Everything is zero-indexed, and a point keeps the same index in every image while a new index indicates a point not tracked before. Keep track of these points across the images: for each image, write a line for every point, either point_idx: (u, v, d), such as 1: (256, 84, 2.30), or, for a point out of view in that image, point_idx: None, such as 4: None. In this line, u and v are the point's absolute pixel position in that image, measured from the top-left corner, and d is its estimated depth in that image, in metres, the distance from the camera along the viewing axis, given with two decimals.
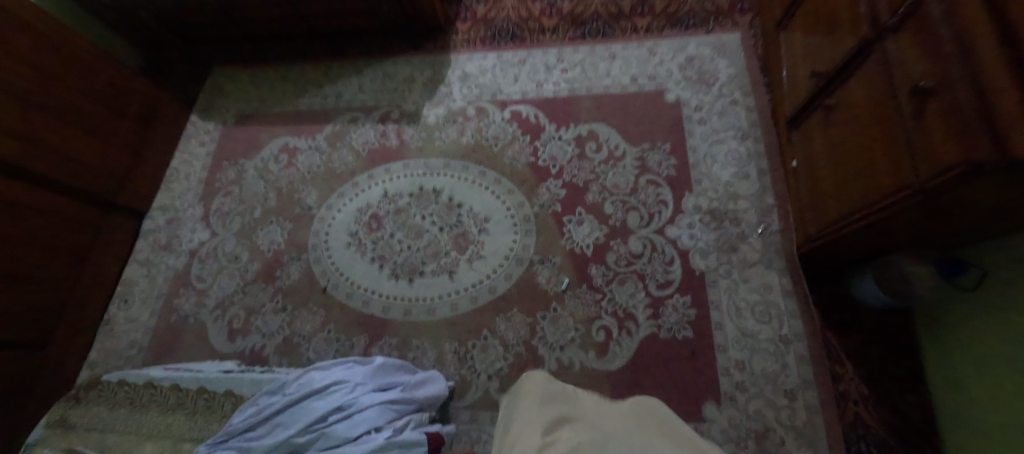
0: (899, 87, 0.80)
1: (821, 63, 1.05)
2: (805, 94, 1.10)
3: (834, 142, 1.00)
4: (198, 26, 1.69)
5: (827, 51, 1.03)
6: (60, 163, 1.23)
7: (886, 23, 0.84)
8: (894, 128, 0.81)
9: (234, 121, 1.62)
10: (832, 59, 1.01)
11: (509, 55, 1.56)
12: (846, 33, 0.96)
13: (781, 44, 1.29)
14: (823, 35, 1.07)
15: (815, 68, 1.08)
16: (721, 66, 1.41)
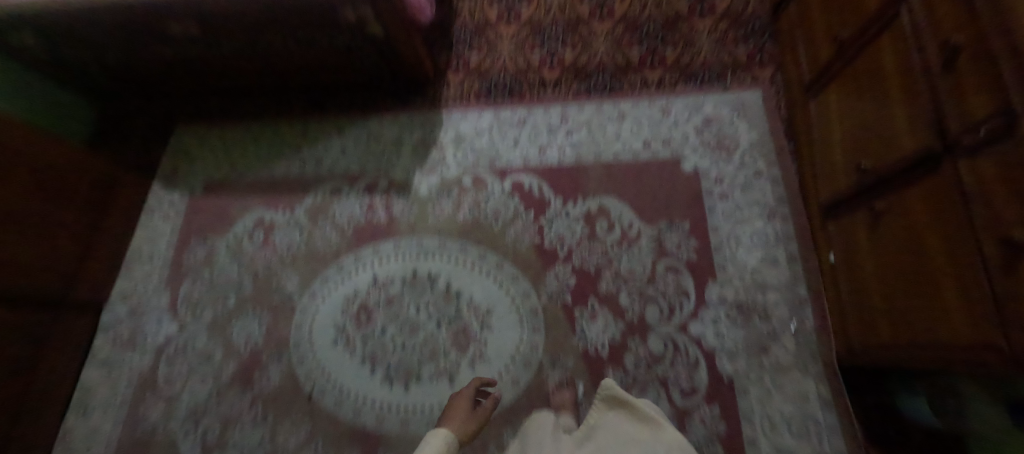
0: (973, 215, 0.65)
1: (865, 153, 0.92)
2: (848, 185, 0.97)
3: (884, 250, 0.86)
4: (159, 80, 1.54)
5: (874, 139, 0.90)
6: (15, 272, 1.09)
7: (960, 135, 0.68)
8: (971, 268, 0.66)
9: (203, 191, 1.47)
10: (882, 149, 0.87)
11: (506, 113, 1.43)
12: (902, 129, 0.82)
13: (812, 112, 1.16)
14: (867, 119, 0.93)
15: (859, 153, 0.94)
16: (742, 130, 1.30)
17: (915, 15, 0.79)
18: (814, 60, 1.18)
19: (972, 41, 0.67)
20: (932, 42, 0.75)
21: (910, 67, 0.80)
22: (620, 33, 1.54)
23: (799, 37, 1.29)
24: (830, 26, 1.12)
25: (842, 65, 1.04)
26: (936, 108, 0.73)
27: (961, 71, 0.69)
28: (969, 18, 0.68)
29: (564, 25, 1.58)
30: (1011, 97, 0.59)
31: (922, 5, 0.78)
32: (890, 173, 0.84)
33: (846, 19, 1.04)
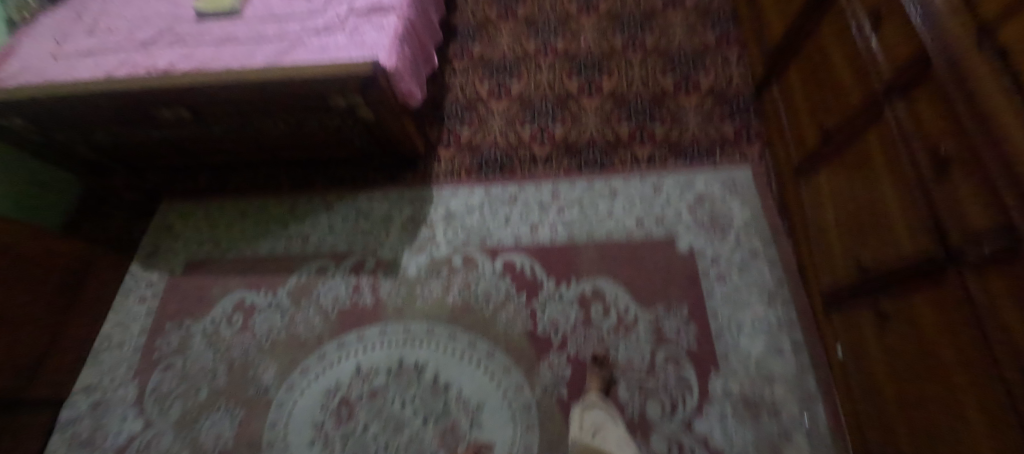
0: (988, 335, 0.60)
1: (863, 246, 0.90)
2: (849, 277, 0.94)
3: (895, 353, 0.81)
4: (146, 157, 1.52)
5: (870, 233, 0.88)
6: None
7: (960, 246, 0.65)
8: (988, 391, 0.61)
9: (183, 271, 1.42)
10: (880, 245, 0.85)
11: (498, 189, 1.42)
12: (899, 228, 0.79)
13: (804, 194, 1.15)
14: (861, 211, 0.91)
15: (857, 245, 0.92)
16: (735, 208, 1.29)
17: (900, 114, 0.79)
18: (800, 143, 1.19)
19: (963, 150, 0.65)
20: (920, 144, 0.74)
21: (902, 166, 0.78)
22: (609, 110, 1.57)
23: (784, 118, 1.31)
24: (814, 112, 1.13)
25: (831, 152, 1.03)
26: (934, 213, 0.70)
27: (954, 179, 0.66)
28: (953, 128, 0.67)
29: (553, 101, 1.61)
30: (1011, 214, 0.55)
31: (905, 107, 0.79)
32: (895, 274, 0.80)
33: (830, 108, 1.05)
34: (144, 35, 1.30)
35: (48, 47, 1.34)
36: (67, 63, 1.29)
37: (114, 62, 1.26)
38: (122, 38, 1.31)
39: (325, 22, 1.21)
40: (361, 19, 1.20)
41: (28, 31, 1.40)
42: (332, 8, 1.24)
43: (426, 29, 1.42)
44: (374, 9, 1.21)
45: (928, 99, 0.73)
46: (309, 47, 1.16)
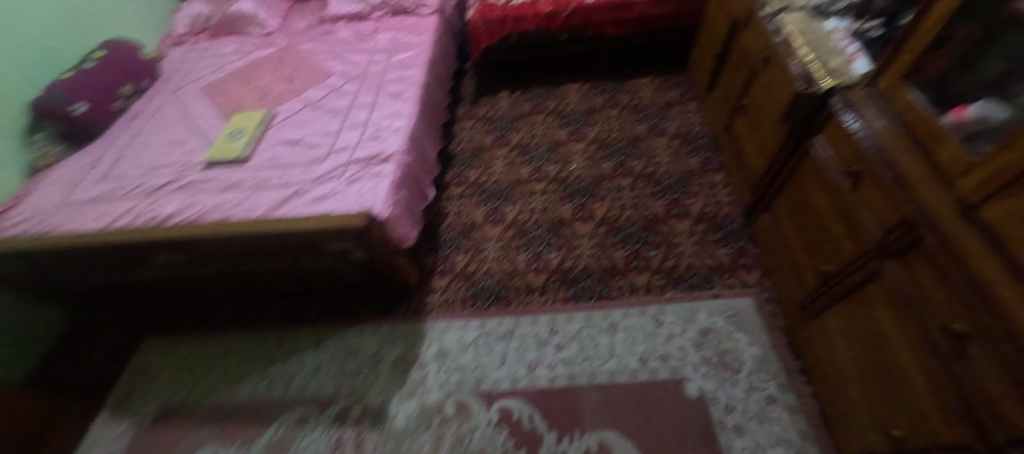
0: None
1: (888, 402, 0.93)
2: (880, 434, 0.97)
3: None
4: (138, 293, 1.50)
5: (892, 390, 0.92)
6: None
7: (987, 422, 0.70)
8: None
9: (153, 421, 1.31)
10: (905, 404, 0.89)
11: (492, 323, 1.37)
12: (922, 391, 0.84)
13: (812, 333, 1.20)
14: (875, 364, 0.96)
15: (881, 399, 0.95)
16: (742, 344, 1.31)
17: (900, 281, 0.88)
18: (800, 280, 1.26)
19: (973, 330, 0.72)
20: (929, 316, 0.81)
21: (914, 334, 0.85)
22: (603, 235, 1.59)
23: (778, 249, 1.36)
24: (807, 253, 1.22)
25: (834, 298, 1.11)
26: (962, 387, 0.74)
27: (973, 358, 0.73)
28: (955, 306, 0.76)
29: (547, 226, 1.63)
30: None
31: (901, 270, 0.88)
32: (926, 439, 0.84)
33: (830, 255, 1.11)
34: (156, 183, 1.36)
35: (59, 195, 1.39)
36: (76, 212, 1.32)
37: (121, 210, 1.30)
38: (133, 185, 1.37)
39: (326, 169, 1.27)
40: (361, 168, 1.27)
41: (45, 179, 1.46)
42: (335, 156, 1.32)
43: (424, 167, 1.49)
44: (374, 158, 1.29)
45: (930, 275, 0.81)
46: (308, 195, 1.21)
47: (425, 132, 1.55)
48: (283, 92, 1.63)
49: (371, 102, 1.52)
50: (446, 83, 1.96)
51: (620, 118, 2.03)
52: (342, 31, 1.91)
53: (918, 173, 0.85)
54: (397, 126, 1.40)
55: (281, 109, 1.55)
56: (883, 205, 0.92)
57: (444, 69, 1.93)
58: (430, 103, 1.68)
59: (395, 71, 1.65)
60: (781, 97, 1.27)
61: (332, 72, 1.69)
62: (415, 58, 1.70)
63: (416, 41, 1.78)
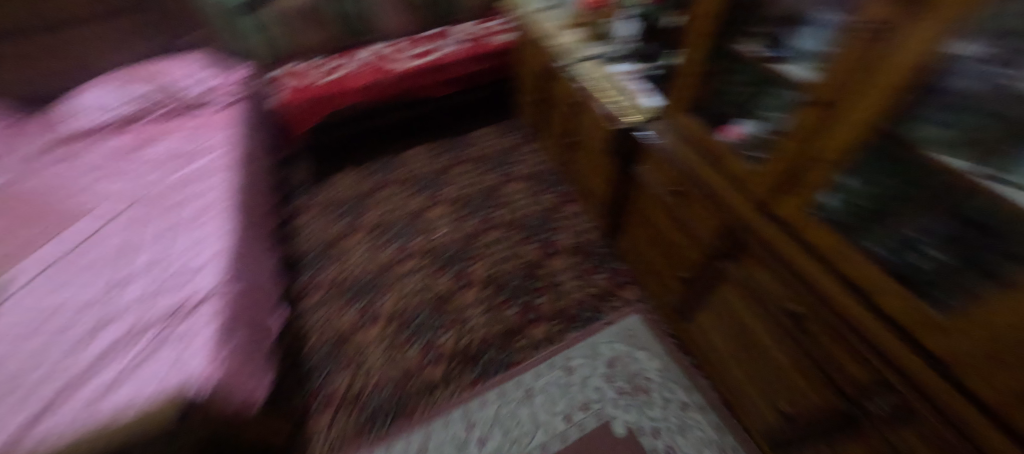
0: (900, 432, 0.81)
1: (759, 377, 1.11)
2: (767, 409, 1.11)
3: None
4: None
5: (760, 366, 1.10)
6: None
7: (833, 369, 0.90)
8: None
9: None
10: (773, 376, 1.06)
11: (400, 446, 1.20)
12: (782, 361, 1.03)
13: (689, 333, 1.34)
14: (742, 347, 1.14)
15: (756, 377, 1.12)
16: (645, 361, 1.37)
17: (739, 276, 1.07)
18: (668, 288, 1.38)
19: (801, 302, 0.93)
20: (769, 299, 1.01)
21: (763, 316, 1.05)
22: (489, 297, 1.54)
23: (642, 263, 1.49)
24: (663, 263, 1.37)
25: (695, 301, 1.27)
26: (814, 359, 0.94)
27: (808, 324, 0.93)
28: (785, 286, 0.96)
29: (431, 308, 1.51)
30: (880, 371, 0.81)
31: (736, 266, 1.07)
32: (796, 400, 1.01)
33: (681, 265, 1.27)
34: None
35: None
36: None
37: None
38: None
39: (111, 341, 0.98)
40: (161, 327, 1.00)
41: None
42: (123, 318, 1.02)
43: (260, 292, 1.26)
44: (181, 307, 1.04)
45: (762, 271, 1.01)
46: (93, 384, 0.90)
47: (251, 247, 1.32)
48: (22, 245, 1.21)
49: (162, 232, 1.24)
50: (268, 178, 1.72)
51: (470, 173, 2.04)
52: (99, 148, 1.54)
53: (722, 190, 1.05)
54: (208, 255, 1.16)
55: (20, 270, 1.15)
56: (708, 218, 1.11)
57: (263, 165, 1.69)
58: (252, 210, 1.44)
59: (190, 185, 1.38)
60: (597, 133, 1.41)
61: (101, 202, 1.34)
62: (216, 164, 1.46)
63: (211, 143, 1.54)
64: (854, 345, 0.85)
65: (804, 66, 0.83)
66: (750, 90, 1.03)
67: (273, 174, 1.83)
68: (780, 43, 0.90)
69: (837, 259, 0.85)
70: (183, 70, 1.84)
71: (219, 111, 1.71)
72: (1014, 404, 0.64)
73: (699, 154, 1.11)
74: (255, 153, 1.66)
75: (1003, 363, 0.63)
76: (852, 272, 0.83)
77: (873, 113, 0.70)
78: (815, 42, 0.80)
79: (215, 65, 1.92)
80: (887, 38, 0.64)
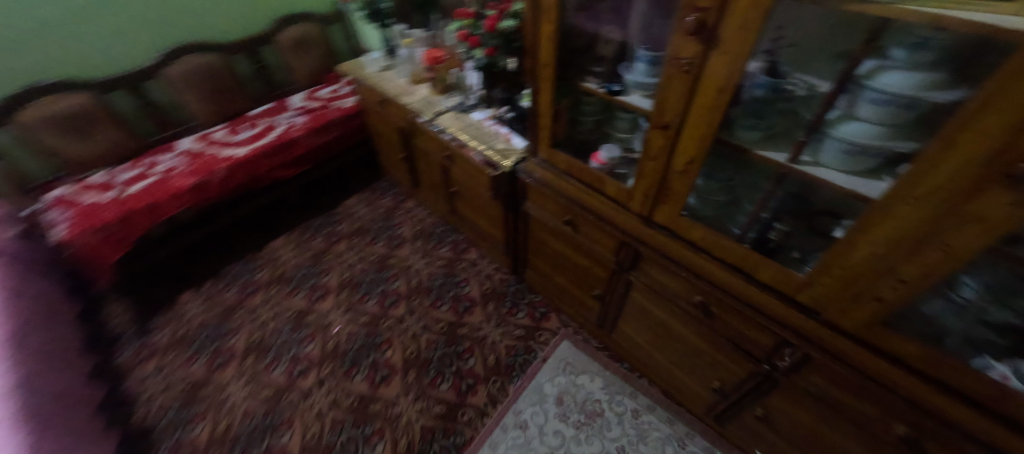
0: (807, 377, 0.91)
1: (685, 362, 1.20)
2: (700, 389, 1.20)
3: (781, 426, 1.04)
4: None
5: (682, 352, 1.18)
6: None
7: (741, 340, 0.99)
8: (837, 405, 0.89)
9: None
10: (696, 358, 1.15)
11: None
12: (699, 344, 1.11)
13: (619, 340, 1.39)
14: (664, 341, 1.22)
15: (682, 363, 1.20)
16: (590, 384, 1.39)
17: (642, 281, 1.13)
18: (585, 306, 1.43)
19: (698, 289, 1.01)
20: (673, 295, 1.08)
21: (672, 310, 1.12)
22: (415, 381, 1.43)
23: (555, 289, 1.52)
24: (574, 285, 1.41)
25: (613, 312, 1.32)
26: (726, 336, 1.02)
27: (710, 307, 1.01)
28: (682, 281, 1.04)
29: (351, 421, 1.35)
30: (779, 333, 0.91)
31: (638, 273, 1.13)
32: (720, 373, 1.10)
33: (593, 282, 1.32)
34: None
35: None
36: None
37: None
38: None
39: None
40: None
41: None
42: None
43: None
44: None
45: (661, 271, 1.08)
46: None
47: None
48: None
49: None
50: (70, 348, 1.36)
51: (352, 250, 1.87)
52: None
53: (609, 210, 1.10)
54: None
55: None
56: (603, 236, 1.16)
57: (54, 331, 1.34)
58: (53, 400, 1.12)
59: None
60: (477, 179, 1.40)
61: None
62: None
63: None
64: (752, 317, 0.94)
65: (643, 96, 0.94)
66: (592, 122, 1.16)
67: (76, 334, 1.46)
68: (617, 78, 1.00)
69: (715, 248, 0.96)
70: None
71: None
72: (879, 334, 0.79)
73: (577, 182, 1.15)
74: (36, 321, 1.29)
75: (851, 296, 0.79)
76: (727, 256, 0.95)
77: (702, 134, 0.82)
78: (644, 75, 0.93)
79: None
80: (699, 76, 0.77)
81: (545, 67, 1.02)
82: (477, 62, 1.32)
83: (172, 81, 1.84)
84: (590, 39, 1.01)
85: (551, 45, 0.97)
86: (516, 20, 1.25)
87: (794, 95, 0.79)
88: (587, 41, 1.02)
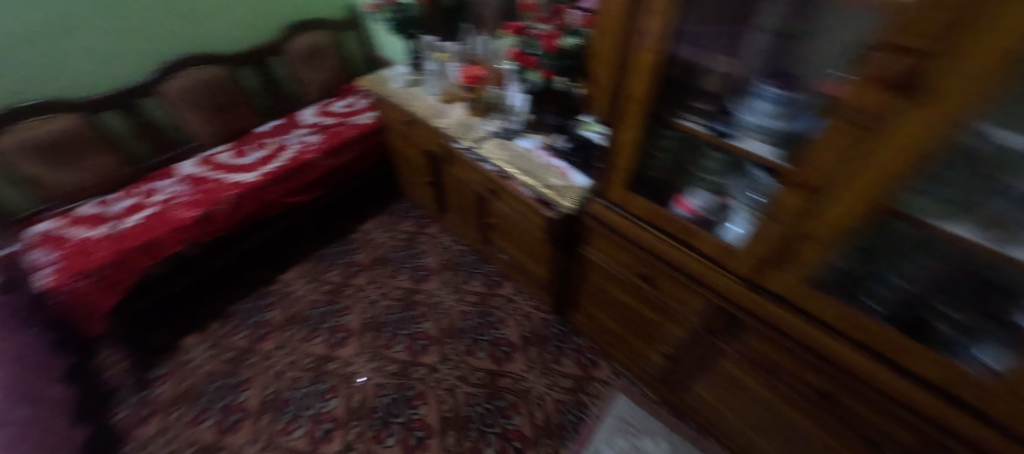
0: None
1: (780, 436, 1.02)
2: None
3: None
4: None
5: (780, 426, 1.00)
6: None
7: (877, 432, 0.81)
8: None
9: None
10: (799, 436, 0.97)
11: None
12: (806, 423, 0.93)
13: (689, 400, 1.20)
14: (756, 410, 1.03)
15: (777, 436, 1.03)
16: (654, 448, 1.24)
17: (739, 350, 0.93)
18: (647, 359, 1.25)
19: (821, 373, 0.81)
20: (781, 372, 0.89)
21: (776, 386, 0.92)
22: (455, 445, 1.27)
23: (607, 336, 1.35)
24: (634, 336, 1.22)
25: (685, 373, 1.13)
26: (852, 424, 0.84)
27: (836, 393, 0.82)
28: (795, 361, 0.84)
29: None
30: (940, 439, 0.71)
31: (734, 343, 0.93)
32: None
33: (663, 341, 1.12)
34: None
35: None
36: None
37: None
38: None
39: None
40: None
41: None
42: None
43: None
44: None
45: (770, 347, 0.86)
46: None
47: None
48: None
49: None
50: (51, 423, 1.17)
51: (373, 283, 1.70)
52: None
53: (701, 270, 0.87)
54: None
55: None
56: (690, 297, 0.94)
57: (30, 402, 1.14)
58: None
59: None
60: (525, 216, 1.19)
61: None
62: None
63: None
64: (838, 377, 0.79)
65: (762, 143, 0.72)
66: (669, 164, 0.91)
67: (59, 397, 1.27)
68: (728, 115, 0.78)
69: (858, 332, 0.73)
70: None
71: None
72: None
73: (659, 232, 0.92)
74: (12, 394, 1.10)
75: None
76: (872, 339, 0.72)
77: (869, 205, 0.60)
78: (768, 117, 0.71)
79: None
80: (884, 132, 0.53)
81: (633, 100, 0.80)
82: (531, 85, 1.13)
83: (167, 97, 1.64)
84: (682, 67, 0.77)
85: (646, 77, 0.75)
86: (579, 37, 1.03)
87: (983, 153, 0.55)
88: (678, 70, 0.77)
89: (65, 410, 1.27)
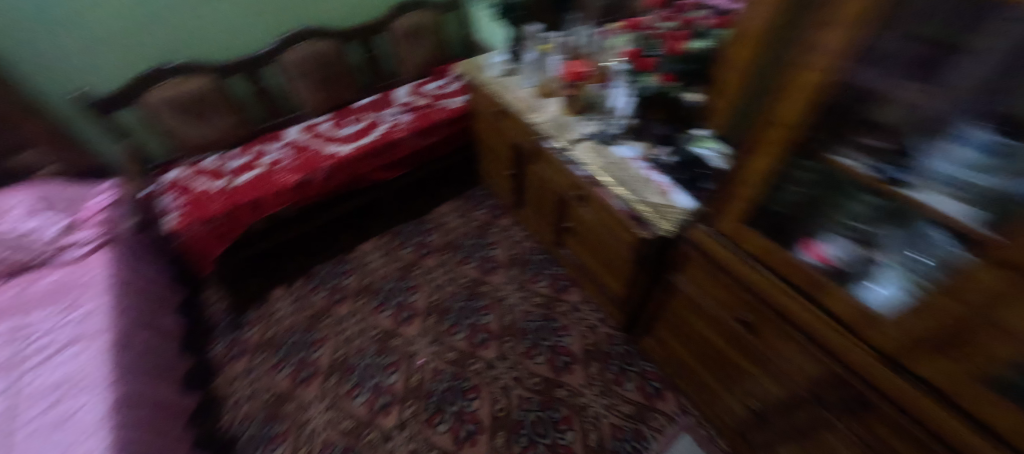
0: None
1: None
2: None
3: None
4: None
5: None
6: None
7: None
8: None
9: None
10: None
11: None
12: None
13: None
14: None
15: None
16: None
17: (854, 432, 0.77)
18: (726, 407, 1.11)
19: None
20: None
21: None
22: (503, 447, 1.25)
23: (681, 371, 1.23)
24: (717, 380, 1.09)
25: (773, 435, 0.98)
26: None
27: None
28: None
29: None
30: None
31: (849, 421, 0.77)
32: None
33: (751, 393, 0.99)
34: None
35: None
36: None
37: None
38: None
39: None
40: None
41: None
42: None
43: None
44: None
45: (901, 440, 0.70)
46: None
47: None
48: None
49: None
50: (165, 348, 1.33)
51: (443, 267, 1.72)
52: None
53: (824, 331, 0.73)
54: None
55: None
56: (800, 357, 0.80)
57: (147, 328, 1.29)
58: (136, 411, 1.05)
59: (42, 401, 1.00)
60: (611, 229, 1.10)
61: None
62: (79, 365, 1.06)
63: (76, 329, 1.14)
64: None
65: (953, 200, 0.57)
66: (804, 200, 0.77)
67: (173, 325, 1.45)
68: (908, 161, 0.63)
69: None
70: (5, 204, 1.34)
71: (78, 261, 1.28)
72: None
73: (776, 278, 0.79)
74: (138, 319, 1.27)
75: None
76: None
77: None
78: (966, 170, 0.56)
79: (64, 191, 1.46)
80: None
81: (781, 126, 0.68)
82: (643, 90, 1.06)
83: (287, 67, 1.76)
84: (853, 94, 0.62)
85: (806, 102, 0.63)
86: (710, 41, 0.99)
87: None
88: (849, 97, 0.62)
89: (176, 336, 1.45)
